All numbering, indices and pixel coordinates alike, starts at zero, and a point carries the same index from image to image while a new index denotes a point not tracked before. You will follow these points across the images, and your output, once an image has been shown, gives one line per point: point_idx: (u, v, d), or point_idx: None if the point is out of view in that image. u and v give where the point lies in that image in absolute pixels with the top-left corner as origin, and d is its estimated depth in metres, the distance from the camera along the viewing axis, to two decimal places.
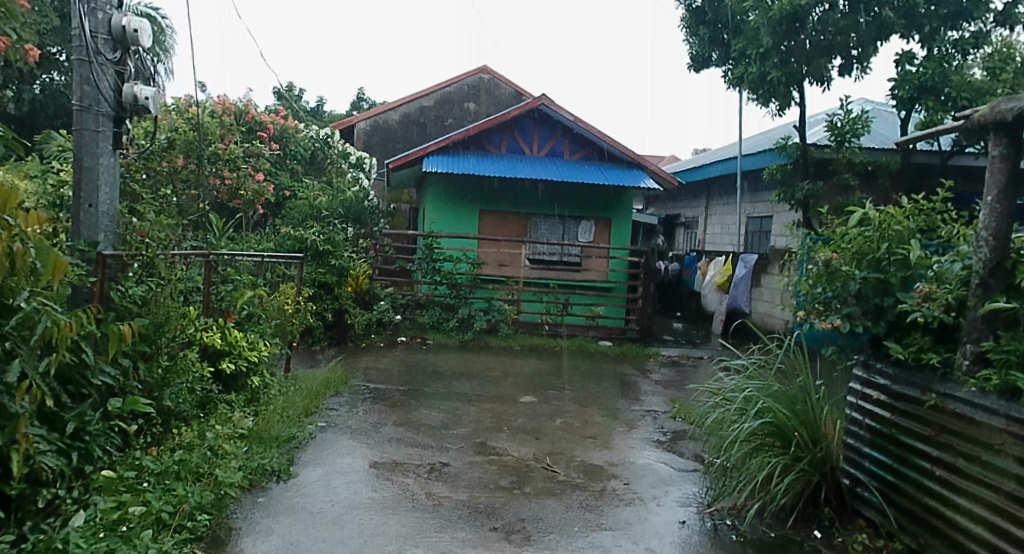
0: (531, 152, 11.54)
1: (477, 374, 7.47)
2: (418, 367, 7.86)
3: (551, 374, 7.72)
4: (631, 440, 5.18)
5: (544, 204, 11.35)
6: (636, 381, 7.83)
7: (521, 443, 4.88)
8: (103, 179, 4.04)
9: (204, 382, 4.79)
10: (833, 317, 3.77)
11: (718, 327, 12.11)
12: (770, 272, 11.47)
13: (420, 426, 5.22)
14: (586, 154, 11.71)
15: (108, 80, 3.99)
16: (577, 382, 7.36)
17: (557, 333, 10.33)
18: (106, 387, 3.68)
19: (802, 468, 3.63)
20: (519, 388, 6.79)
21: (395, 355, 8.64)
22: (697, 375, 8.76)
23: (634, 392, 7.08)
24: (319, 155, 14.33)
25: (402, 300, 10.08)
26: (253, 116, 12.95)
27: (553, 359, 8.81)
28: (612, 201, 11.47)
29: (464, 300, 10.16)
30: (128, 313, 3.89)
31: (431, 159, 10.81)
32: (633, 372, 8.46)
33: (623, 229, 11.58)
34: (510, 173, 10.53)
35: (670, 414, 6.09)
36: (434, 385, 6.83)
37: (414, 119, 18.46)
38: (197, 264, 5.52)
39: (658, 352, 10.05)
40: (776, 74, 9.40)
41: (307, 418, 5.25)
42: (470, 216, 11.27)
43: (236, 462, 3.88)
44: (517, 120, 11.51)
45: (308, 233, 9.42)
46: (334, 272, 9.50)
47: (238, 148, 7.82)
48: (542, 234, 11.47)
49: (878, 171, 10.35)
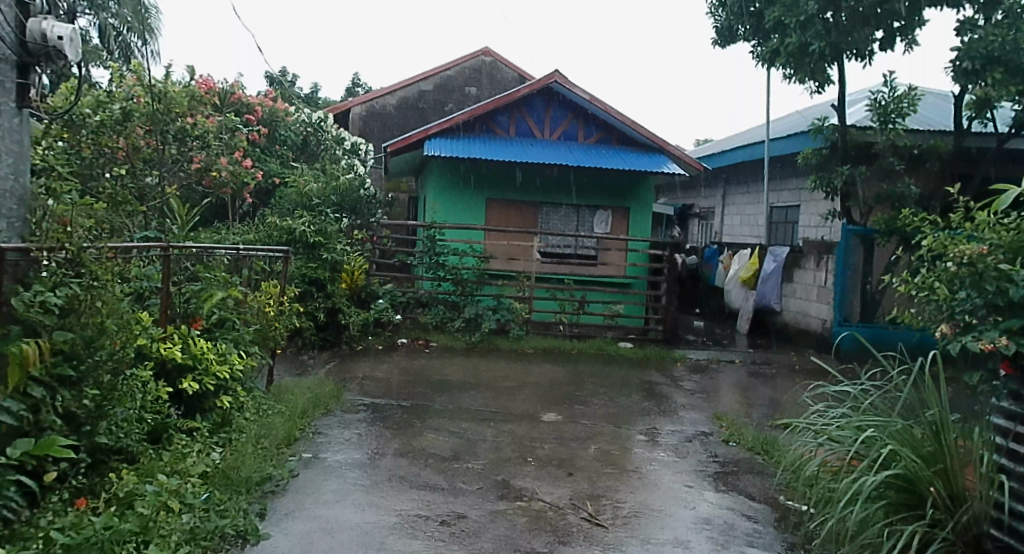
0: (543, 135, 10.56)
1: (488, 385, 6.53)
2: (421, 375, 6.94)
3: (572, 383, 6.79)
4: (685, 475, 4.25)
5: (557, 192, 10.38)
6: (668, 391, 6.91)
7: (553, 482, 3.95)
8: (2, 145, 3.24)
9: (157, 407, 3.85)
10: (987, 332, 2.75)
11: (745, 326, 11.30)
12: (803, 266, 10.45)
13: (426, 459, 4.28)
14: (603, 137, 10.72)
15: (5, 14, 3.26)
16: (604, 394, 6.42)
17: (572, 333, 9.41)
18: (8, 425, 2.75)
19: (944, 539, 2.67)
20: (539, 402, 5.86)
21: (394, 360, 7.72)
22: (734, 384, 7.83)
23: (672, 406, 6.14)
24: (311, 141, 13.36)
25: (402, 298, 9.14)
26: (240, 98, 12.25)
27: (571, 365, 7.90)
28: (631, 188, 10.50)
29: (470, 297, 9.21)
30: (43, 327, 2.98)
31: (433, 141, 9.83)
32: (663, 380, 7.53)
33: (642, 219, 10.61)
34: (520, 158, 9.56)
35: (722, 436, 5.16)
36: (441, 399, 5.90)
37: (412, 105, 17.46)
38: (154, 260, 4.55)
39: (685, 355, 9.15)
40: (820, 44, 8.50)
41: (289, 448, 4.32)
42: (477, 205, 10.31)
43: (183, 521, 2.94)
44: (527, 100, 10.52)
45: (296, 223, 8.50)
46: (327, 267, 8.56)
47: (212, 125, 6.90)
48: (554, 225, 10.50)
49: (925, 156, 9.40)
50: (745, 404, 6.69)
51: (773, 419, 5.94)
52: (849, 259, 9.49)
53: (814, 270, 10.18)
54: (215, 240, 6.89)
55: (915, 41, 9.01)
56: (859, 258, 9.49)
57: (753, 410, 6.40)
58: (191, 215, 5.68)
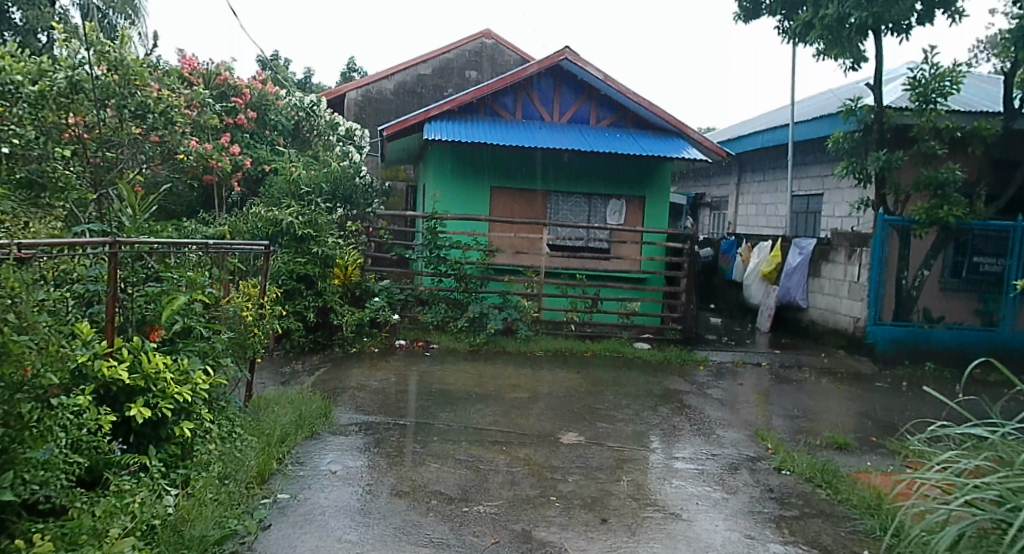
0: (551, 118, 9.79)
1: (497, 397, 5.80)
2: (421, 384, 6.21)
3: (590, 394, 6.06)
4: (740, 519, 3.52)
5: (567, 180, 9.61)
6: (697, 401, 6.18)
7: (583, 533, 3.23)
8: None
9: (95, 442, 3.10)
10: None
11: (767, 323, 10.64)
12: (833, 260, 9.61)
13: (427, 500, 3.55)
14: (616, 120, 9.96)
15: None
16: (628, 407, 5.70)
17: (586, 334, 8.69)
18: None
19: None
20: (556, 420, 5.13)
21: (391, 366, 6.99)
22: (765, 391, 7.12)
23: (705, 422, 5.42)
24: (303, 127, 12.59)
25: (400, 295, 8.40)
26: (226, 80, 11.57)
27: (586, 370, 7.18)
28: (647, 176, 9.73)
29: (474, 294, 8.45)
30: None
31: (433, 124, 9.05)
32: (688, 388, 6.82)
33: (659, 210, 9.84)
34: (528, 142, 8.78)
35: (771, 462, 4.43)
36: (445, 415, 5.17)
37: (410, 89, 16.64)
38: (100, 258, 3.79)
39: (708, 358, 8.42)
40: (859, 15, 7.80)
41: (261, 488, 3.59)
42: (481, 193, 9.53)
43: None
44: (535, 80, 9.73)
45: (284, 214, 7.72)
46: (318, 262, 7.80)
47: (182, 103, 6.17)
48: (564, 215, 9.74)
49: (969, 139, 8.65)
50: (785, 417, 5.96)
51: (822, 438, 5.21)
52: (886, 251, 8.74)
53: (845, 264, 9.39)
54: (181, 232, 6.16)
55: (961, 13, 8.27)
56: (893, 250, 8.79)
57: (794, 425, 5.68)
58: (152, 201, 4.94)
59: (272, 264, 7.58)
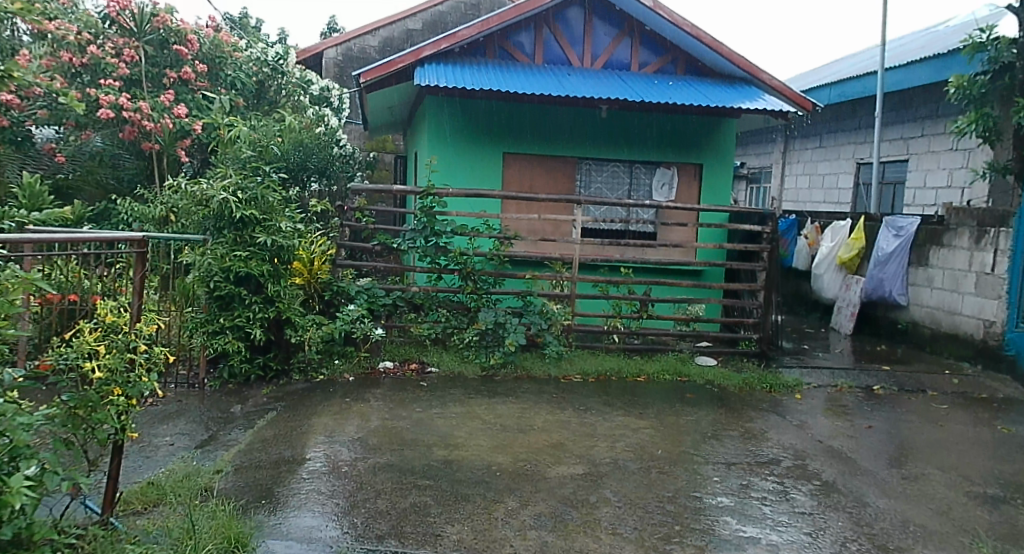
0: (581, 62, 7.53)
1: (535, 477, 3.64)
2: (408, 448, 4.02)
3: (675, 467, 3.88)
4: None
5: (603, 144, 7.39)
6: (839, 474, 4.01)
7: None
8: None
9: None
10: None
11: (851, 325, 8.53)
12: (950, 243, 7.36)
13: None
14: (664, 65, 7.71)
15: None
16: (747, 496, 3.52)
17: (632, 347, 6.55)
18: None
19: None
20: (645, 544, 2.96)
21: (372, 407, 4.84)
22: (905, 438, 4.97)
23: (885, 528, 3.24)
24: (268, 86, 10.26)
25: (385, 298, 6.19)
26: (167, 22, 8.90)
27: (650, 411, 5.00)
28: (706, 137, 7.50)
29: (484, 297, 6.26)
30: None
31: (428, 68, 6.78)
32: (807, 441, 4.64)
33: (720, 180, 7.59)
34: (555, 90, 6.53)
35: None
36: (454, 532, 2.98)
37: (397, 46, 14.28)
38: None
39: (801, 381, 6.25)
40: None
41: None
42: (490, 160, 7.28)
43: None
44: (560, 12, 7.45)
45: (214, 188, 5.36)
46: (266, 256, 5.51)
47: None
48: (598, 188, 7.51)
49: None
50: (982, 498, 3.81)
51: None
52: None
53: (967, 251, 7.14)
54: (8, 212, 3.55)
55: None
56: None
57: (1015, 519, 3.51)
58: None
59: (201, 260, 5.36)
